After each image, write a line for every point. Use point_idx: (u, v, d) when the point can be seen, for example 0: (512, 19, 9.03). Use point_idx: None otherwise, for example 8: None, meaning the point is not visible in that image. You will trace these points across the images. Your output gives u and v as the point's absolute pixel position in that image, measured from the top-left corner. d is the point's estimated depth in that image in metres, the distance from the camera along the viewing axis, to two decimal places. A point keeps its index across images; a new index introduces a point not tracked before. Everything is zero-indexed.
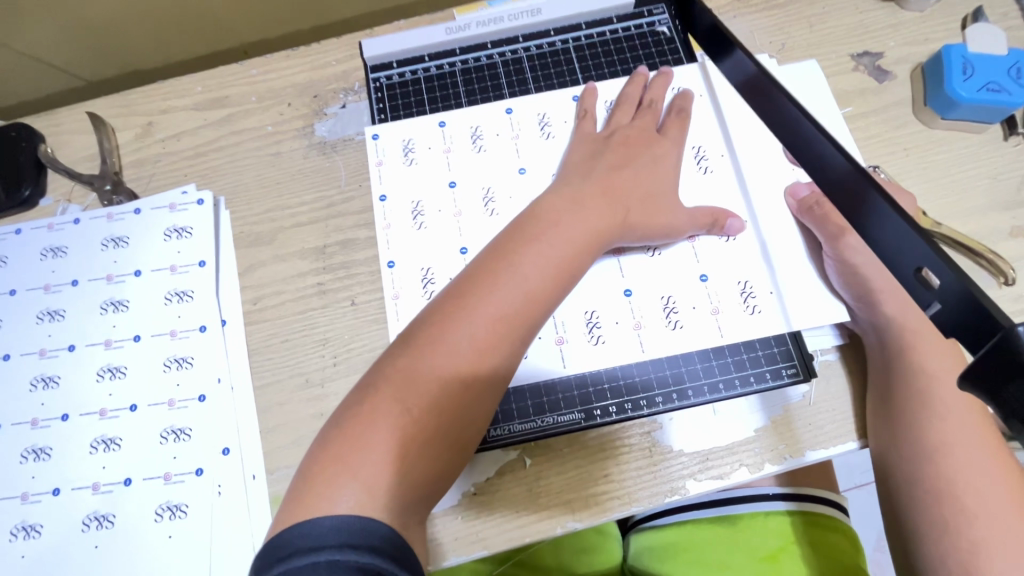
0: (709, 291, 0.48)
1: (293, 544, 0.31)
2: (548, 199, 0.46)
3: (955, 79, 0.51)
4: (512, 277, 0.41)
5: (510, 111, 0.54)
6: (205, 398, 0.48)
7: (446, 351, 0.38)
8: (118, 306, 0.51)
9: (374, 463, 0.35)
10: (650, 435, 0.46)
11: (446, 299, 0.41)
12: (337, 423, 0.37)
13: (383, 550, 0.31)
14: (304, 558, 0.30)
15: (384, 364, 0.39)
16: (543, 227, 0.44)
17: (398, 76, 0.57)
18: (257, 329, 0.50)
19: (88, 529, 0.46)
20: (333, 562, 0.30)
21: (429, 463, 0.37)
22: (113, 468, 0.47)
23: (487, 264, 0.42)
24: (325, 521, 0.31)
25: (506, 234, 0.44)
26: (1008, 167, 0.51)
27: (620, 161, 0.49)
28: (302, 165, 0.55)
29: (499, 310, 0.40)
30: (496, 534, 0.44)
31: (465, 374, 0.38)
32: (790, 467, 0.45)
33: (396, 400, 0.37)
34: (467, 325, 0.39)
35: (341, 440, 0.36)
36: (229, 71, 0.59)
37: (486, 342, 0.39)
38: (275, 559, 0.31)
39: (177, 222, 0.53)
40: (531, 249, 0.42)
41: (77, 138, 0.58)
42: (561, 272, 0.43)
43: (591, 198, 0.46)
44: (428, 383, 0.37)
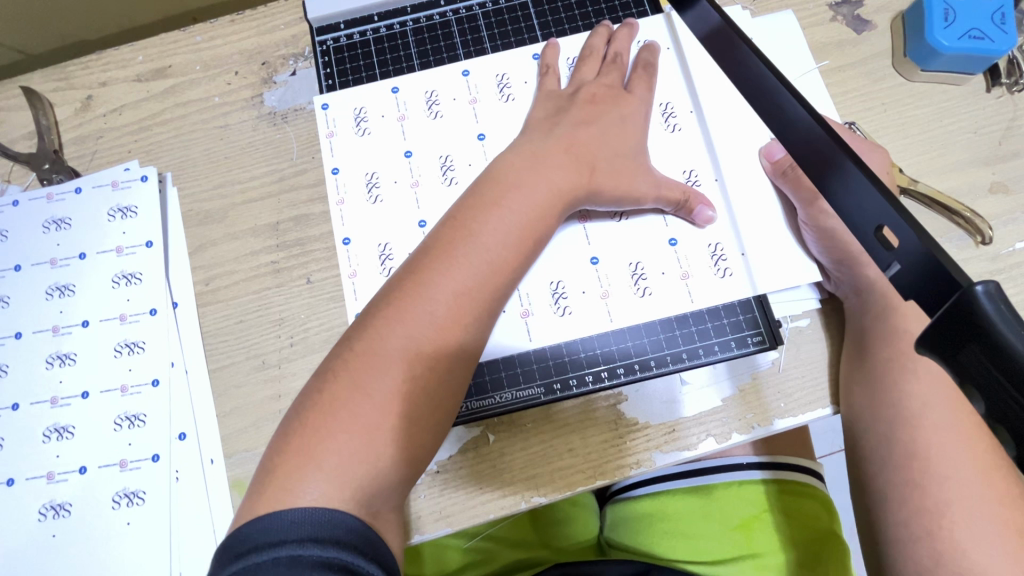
0: (679, 255, 0.46)
1: (253, 540, 0.29)
2: (506, 162, 0.43)
3: (936, 27, 0.48)
4: (474, 246, 0.39)
5: (466, 73, 0.51)
6: (158, 383, 0.47)
7: (409, 328, 0.36)
8: (64, 291, 0.49)
9: (339, 450, 0.33)
10: (615, 407, 0.45)
11: (404, 275, 0.39)
12: (297, 415, 0.35)
13: (346, 543, 0.30)
14: (264, 555, 0.29)
15: (342, 349, 0.36)
16: (503, 193, 0.41)
17: (347, 38, 0.54)
18: (211, 311, 0.49)
19: (45, 518, 0.45)
20: (295, 557, 0.28)
21: (399, 445, 0.35)
22: (68, 457, 0.46)
23: (446, 234, 0.39)
24: (287, 514, 0.30)
25: (464, 202, 0.41)
26: (989, 120, 0.49)
27: (582, 121, 0.46)
28: (251, 137, 0.52)
29: (463, 282, 0.38)
30: (461, 511, 0.43)
31: (432, 349, 0.36)
32: (758, 436, 0.44)
33: (357, 385, 0.35)
34: (428, 302, 0.37)
35: (303, 433, 0.34)
36: (171, 39, 0.56)
37: (450, 318, 0.37)
38: (233, 555, 0.29)
39: (122, 201, 0.50)
40: (492, 216, 0.40)
41: (13, 115, 0.55)
42: (527, 236, 0.41)
43: (555, 158, 0.43)
44: (390, 365, 0.35)
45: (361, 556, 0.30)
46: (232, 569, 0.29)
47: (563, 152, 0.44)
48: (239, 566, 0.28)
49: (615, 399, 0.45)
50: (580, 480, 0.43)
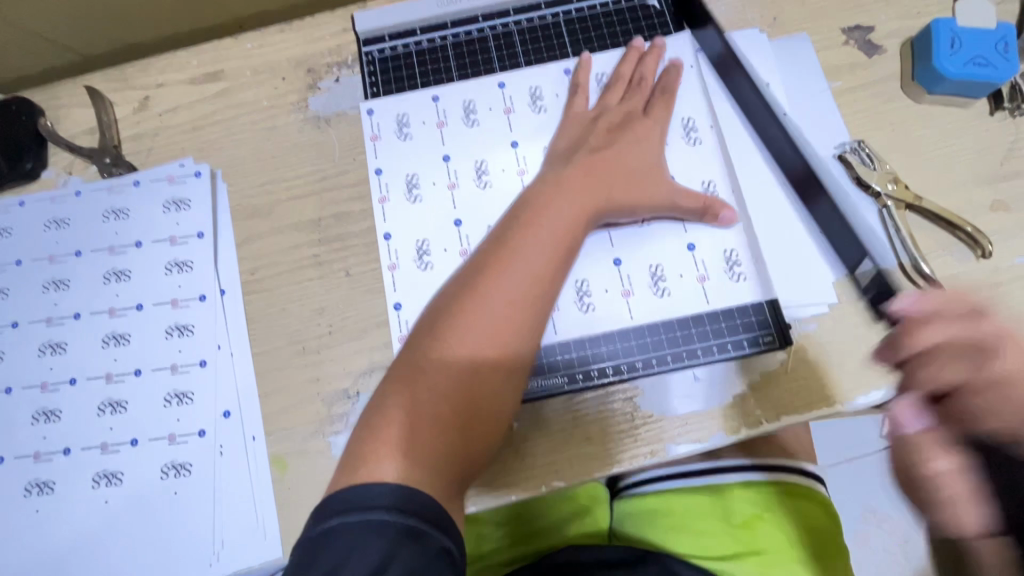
0: (697, 259, 0.50)
1: (347, 503, 0.33)
2: (543, 181, 0.48)
3: (943, 54, 0.51)
4: (520, 258, 0.43)
5: (501, 85, 0.55)
6: (206, 363, 0.50)
7: (469, 332, 0.40)
8: (120, 276, 0.53)
9: (415, 439, 0.37)
10: (632, 401, 0.48)
11: (460, 286, 0.43)
12: (374, 411, 0.39)
13: (423, 514, 0.33)
14: (358, 515, 0.33)
15: (410, 354, 0.41)
16: (544, 208, 0.45)
17: (391, 50, 0.58)
18: (256, 299, 0.52)
19: (98, 485, 0.48)
20: (383, 522, 0.32)
21: (463, 433, 0.39)
22: (121, 429, 0.49)
23: (492, 249, 0.43)
24: (371, 488, 0.34)
25: (505, 222, 0.46)
26: (993, 141, 0.52)
27: (602, 146, 0.49)
28: (297, 139, 0.56)
29: (517, 287, 0.42)
30: (484, 492, 0.46)
31: (489, 350, 0.40)
32: (764, 432, 0.47)
33: (426, 385, 0.39)
34: (485, 308, 0.41)
35: (382, 426, 0.38)
36: (223, 45, 0.60)
37: (507, 320, 0.41)
38: (330, 513, 0.33)
39: (177, 195, 0.54)
40: (536, 230, 0.44)
41: (75, 111, 0.59)
42: (566, 247, 0.44)
43: (584, 177, 0.47)
44: (454, 365, 0.39)
45: (433, 526, 0.33)
46: (329, 523, 0.33)
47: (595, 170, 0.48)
48: (336, 522, 0.33)
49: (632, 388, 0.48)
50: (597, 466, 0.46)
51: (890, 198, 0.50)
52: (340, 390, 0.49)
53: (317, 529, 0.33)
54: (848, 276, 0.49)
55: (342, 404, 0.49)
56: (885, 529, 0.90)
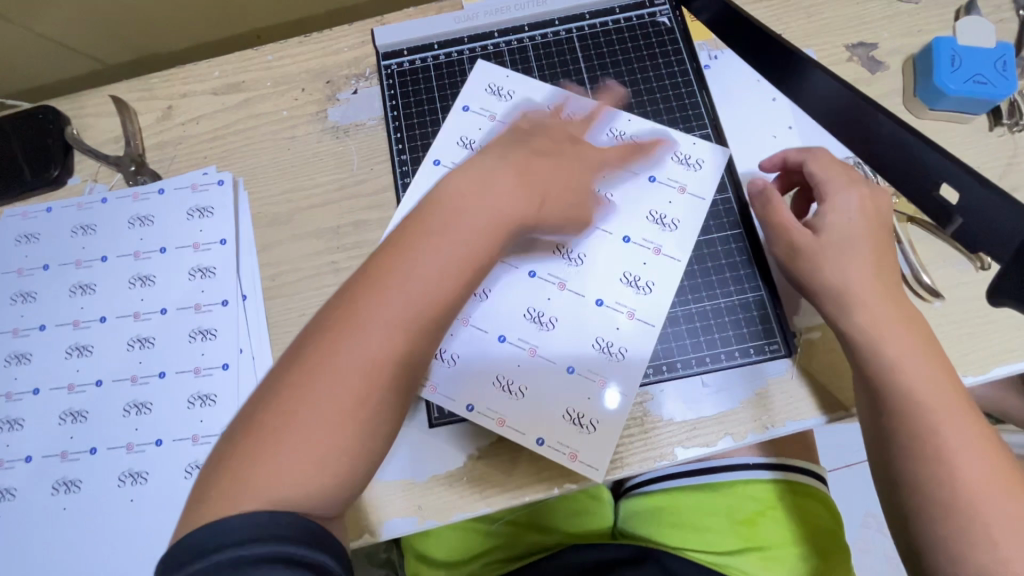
0: (650, 237, 0.52)
1: (213, 540, 0.31)
2: (455, 180, 0.44)
3: (944, 71, 0.53)
4: (420, 267, 0.39)
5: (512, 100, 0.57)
6: (228, 366, 0.52)
7: (351, 344, 0.37)
8: (145, 281, 0.54)
9: (286, 455, 0.34)
10: (642, 405, 0.49)
11: (358, 286, 0.39)
12: (257, 410, 0.36)
13: (290, 537, 0.31)
14: (219, 554, 0.30)
15: (295, 355, 0.37)
16: (446, 211, 0.42)
17: (409, 64, 0.59)
18: (277, 304, 0.54)
19: (123, 484, 0.50)
20: (239, 557, 0.30)
21: (344, 458, 0.35)
22: (145, 429, 0.51)
23: (385, 254, 0.40)
24: (235, 515, 0.31)
25: (409, 223, 0.42)
26: (993, 155, 0.53)
27: (542, 153, 0.48)
28: (317, 148, 0.58)
29: (403, 302, 0.38)
30: (499, 493, 0.48)
31: (377, 368, 0.37)
32: (769, 437, 0.48)
33: (316, 394, 0.35)
34: (370, 321, 0.37)
35: (260, 434, 0.35)
36: (245, 57, 0.62)
37: (393, 338, 0.38)
38: (195, 553, 0.31)
39: (199, 202, 0.56)
40: (435, 238, 0.40)
41: (101, 120, 0.61)
42: (473, 260, 0.41)
43: (509, 178, 0.44)
44: (344, 378, 0.36)
45: (303, 546, 0.31)
46: (193, 567, 0.30)
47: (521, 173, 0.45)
48: (201, 564, 0.30)
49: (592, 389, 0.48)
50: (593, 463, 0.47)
51: None
52: None
53: (181, 574, 0.30)
54: None
55: None
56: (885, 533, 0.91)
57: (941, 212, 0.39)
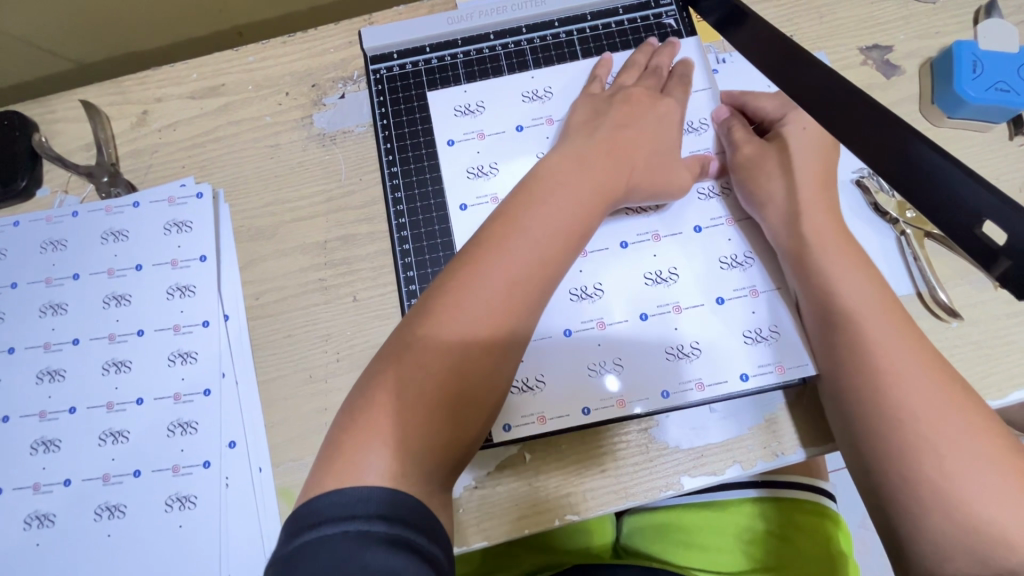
0: (684, 236, 0.49)
1: (324, 513, 0.32)
2: (551, 163, 0.45)
3: (964, 78, 0.50)
4: (524, 238, 0.41)
5: (485, 111, 0.53)
6: (210, 392, 0.49)
7: (459, 317, 0.39)
8: (120, 301, 0.51)
9: (405, 428, 0.36)
10: (646, 432, 0.47)
11: (459, 263, 0.41)
12: (362, 393, 0.38)
13: (407, 522, 0.32)
14: (333, 528, 0.31)
15: (401, 334, 0.40)
16: (545, 191, 0.43)
17: (399, 68, 0.56)
18: (261, 323, 0.51)
19: (100, 518, 0.47)
20: (363, 533, 0.31)
21: (455, 421, 0.38)
22: (123, 459, 0.48)
23: (494, 228, 0.42)
24: (351, 491, 0.33)
25: (511, 196, 0.44)
26: (1012, 166, 0.51)
27: (620, 121, 0.48)
28: (302, 158, 0.55)
29: (511, 275, 0.40)
30: (496, 526, 0.45)
31: (488, 331, 0.39)
32: (779, 465, 0.46)
33: (419, 365, 0.38)
34: (478, 292, 0.39)
35: (371, 408, 0.37)
36: (225, 58, 0.58)
37: (499, 307, 0.40)
38: (307, 525, 0.32)
39: (177, 216, 0.53)
40: (537, 213, 0.42)
41: (72, 126, 0.57)
42: (573, 233, 0.42)
43: (604, 157, 0.45)
44: (450, 345, 0.38)
45: (419, 534, 0.32)
46: (306, 537, 0.31)
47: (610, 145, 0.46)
48: (309, 537, 0.31)
49: (683, 327, 0.47)
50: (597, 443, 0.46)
51: (908, 225, 0.50)
52: None
53: (290, 546, 0.31)
54: None
55: None
56: None
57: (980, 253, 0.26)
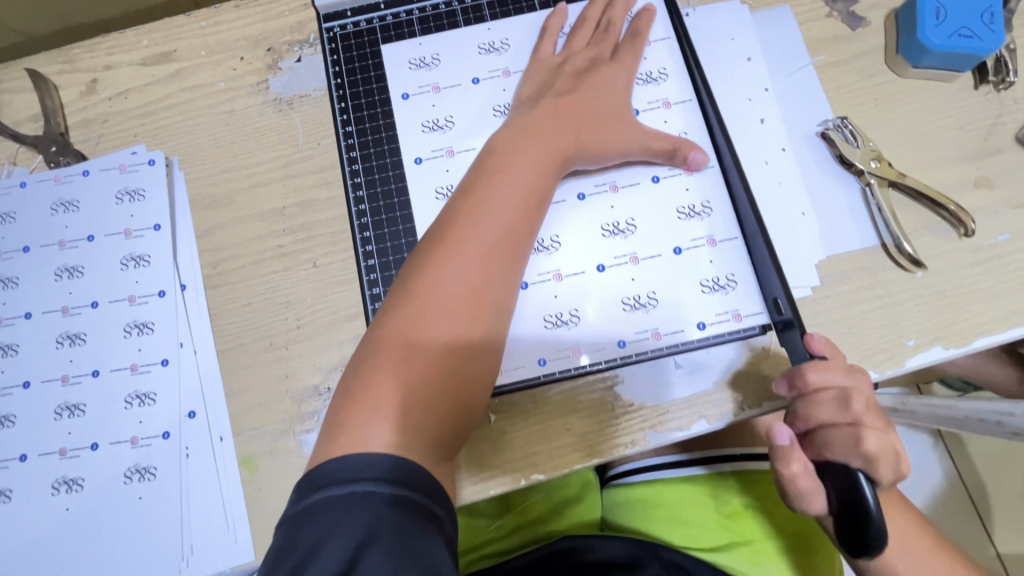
0: (644, 187, 0.49)
1: (330, 476, 0.33)
2: (502, 135, 0.46)
3: (927, 25, 0.49)
4: (492, 207, 0.42)
5: (441, 63, 0.52)
6: (168, 362, 0.48)
7: (438, 289, 0.39)
8: (73, 272, 0.50)
9: (406, 399, 0.37)
10: (611, 389, 0.46)
11: (430, 241, 0.42)
12: (353, 379, 0.38)
13: (412, 484, 0.33)
14: (342, 488, 0.32)
15: (382, 317, 0.40)
16: (505, 163, 0.44)
17: (353, 26, 0.54)
18: (220, 293, 0.50)
19: (58, 492, 0.46)
20: (368, 492, 0.31)
21: (449, 388, 0.39)
22: (80, 433, 0.47)
23: (462, 202, 0.42)
24: (360, 457, 0.33)
25: (473, 171, 0.44)
26: (977, 115, 0.51)
27: (569, 88, 0.48)
28: (258, 123, 0.53)
29: (482, 241, 0.41)
30: (464, 486, 0.45)
31: (471, 297, 0.40)
32: (747, 418, 0.45)
33: (404, 341, 0.38)
34: (455, 263, 0.40)
35: (364, 387, 0.37)
36: (176, 23, 0.56)
37: (478, 275, 0.40)
38: (313, 487, 0.32)
39: (129, 184, 0.51)
40: (498, 182, 0.43)
41: (17, 97, 0.55)
42: (537, 198, 0.44)
43: (552, 123, 0.46)
44: (432, 317, 0.39)
45: (424, 495, 0.33)
46: (313, 498, 0.32)
47: (567, 110, 0.47)
48: (318, 497, 0.32)
49: (640, 277, 0.47)
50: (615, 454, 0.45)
51: (873, 175, 0.49)
52: (312, 386, 0.47)
53: (299, 506, 0.32)
54: (830, 257, 0.48)
55: (312, 400, 0.47)
56: None
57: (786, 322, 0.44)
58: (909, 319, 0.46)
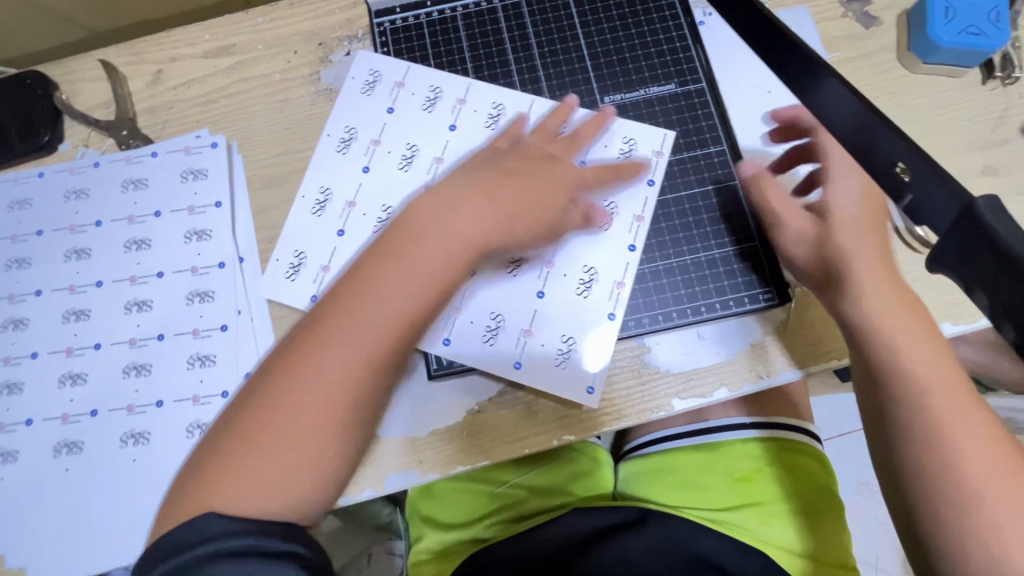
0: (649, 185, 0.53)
1: (182, 541, 0.36)
2: (419, 206, 0.46)
3: (937, 23, 0.53)
4: (366, 318, 0.41)
5: (428, 106, 0.56)
6: (227, 327, 0.52)
7: (304, 383, 0.40)
8: (140, 245, 0.54)
9: (259, 468, 0.39)
10: (639, 357, 0.50)
11: (309, 324, 0.42)
12: (221, 435, 0.41)
13: (260, 533, 0.37)
14: (201, 549, 0.35)
15: (261, 376, 0.42)
16: (403, 250, 0.43)
17: (402, 21, 0.59)
18: (275, 265, 0.54)
19: (126, 444, 0.50)
20: (230, 549, 0.35)
21: (303, 466, 0.39)
22: (146, 390, 0.51)
23: (347, 294, 0.42)
24: (204, 526, 0.36)
25: (372, 254, 0.44)
26: (986, 108, 0.54)
27: (534, 159, 0.50)
28: (310, 111, 0.57)
29: (363, 345, 0.41)
30: (500, 445, 0.48)
31: (335, 391, 0.40)
32: (766, 386, 0.49)
33: (269, 411, 0.40)
34: (326, 360, 0.40)
35: (234, 443, 0.40)
36: (235, 20, 0.61)
37: (348, 377, 0.40)
38: (165, 556, 0.35)
39: (193, 164, 0.56)
40: (384, 285, 0.42)
41: (90, 85, 0.60)
42: (410, 316, 0.42)
43: (477, 209, 0.45)
44: (288, 403, 0.40)
45: (266, 539, 0.36)
46: (164, 567, 0.35)
47: (517, 180, 0.48)
48: (174, 562, 0.35)
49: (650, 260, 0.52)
50: (640, 412, 0.48)
51: None
52: None
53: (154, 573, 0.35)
54: None
55: None
56: (877, 499, 0.93)
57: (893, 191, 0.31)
58: (921, 298, 0.49)
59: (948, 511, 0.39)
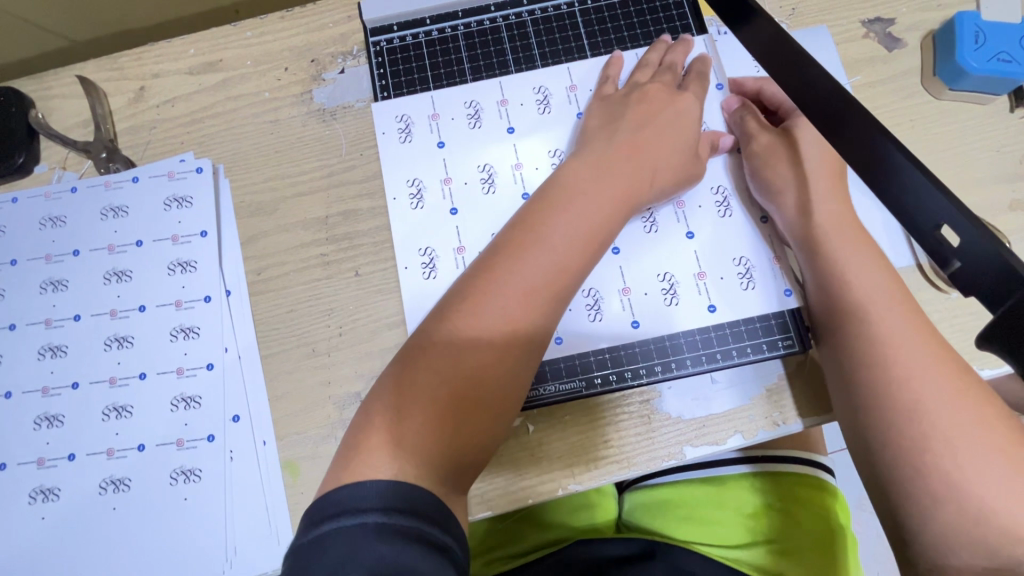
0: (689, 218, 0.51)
1: (339, 504, 0.32)
2: (570, 168, 0.45)
3: (966, 48, 0.50)
4: (547, 243, 0.41)
5: (475, 124, 0.54)
6: (213, 366, 0.49)
7: (489, 316, 0.39)
8: (120, 277, 0.51)
9: (405, 436, 0.36)
10: (648, 403, 0.47)
11: (478, 268, 0.41)
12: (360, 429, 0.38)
13: (420, 515, 0.32)
14: (350, 519, 0.32)
15: (420, 338, 0.40)
16: (567, 196, 0.43)
17: (399, 40, 0.56)
18: (263, 299, 0.51)
19: (105, 492, 0.47)
20: (381, 524, 0.31)
21: (456, 432, 0.38)
22: (126, 434, 0.48)
23: (521, 230, 0.42)
24: (355, 489, 0.33)
25: (530, 204, 0.44)
26: (1013, 138, 0.51)
27: (637, 123, 0.48)
28: (302, 132, 0.54)
29: (529, 280, 0.40)
30: (502, 495, 0.46)
31: (520, 321, 0.40)
32: (781, 434, 0.46)
33: (432, 370, 0.38)
34: (497, 300, 0.39)
35: (370, 427, 0.37)
36: (222, 33, 0.57)
37: (517, 314, 0.39)
38: (324, 516, 0.32)
39: (177, 191, 0.53)
40: (559, 218, 0.42)
41: (68, 103, 0.56)
42: (596, 238, 0.42)
43: (592, 172, 0.44)
44: (479, 341, 0.39)
45: (430, 524, 0.32)
46: (325, 528, 0.32)
47: (608, 143, 0.47)
48: (328, 527, 0.32)
49: (694, 289, 0.49)
50: (649, 461, 0.46)
51: None
52: (353, 392, 0.48)
53: (310, 535, 0.32)
54: None
55: (352, 408, 0.48)
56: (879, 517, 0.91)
57: (937, 253, 0.30)
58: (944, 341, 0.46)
59: (916, 469, 0.37)
